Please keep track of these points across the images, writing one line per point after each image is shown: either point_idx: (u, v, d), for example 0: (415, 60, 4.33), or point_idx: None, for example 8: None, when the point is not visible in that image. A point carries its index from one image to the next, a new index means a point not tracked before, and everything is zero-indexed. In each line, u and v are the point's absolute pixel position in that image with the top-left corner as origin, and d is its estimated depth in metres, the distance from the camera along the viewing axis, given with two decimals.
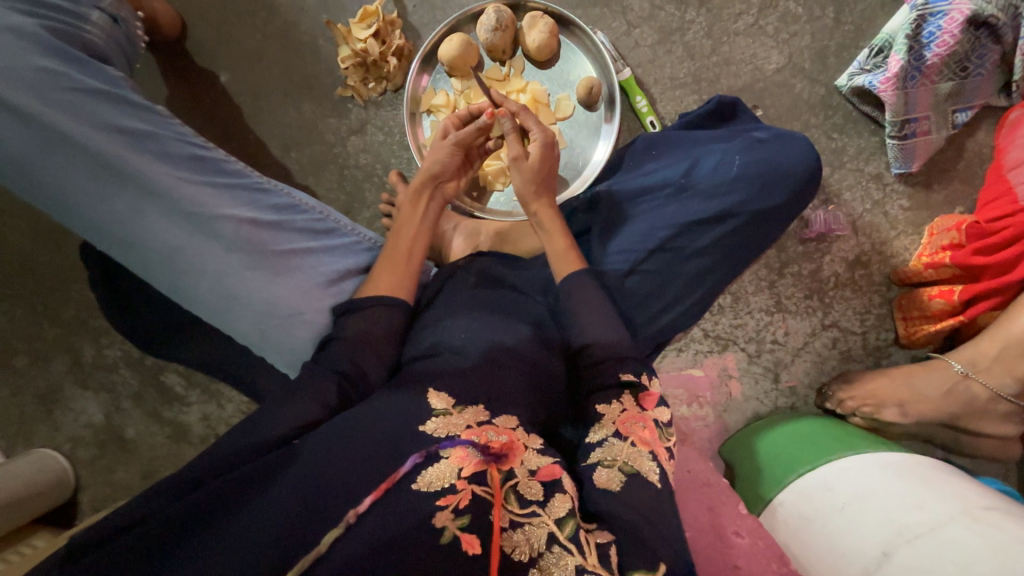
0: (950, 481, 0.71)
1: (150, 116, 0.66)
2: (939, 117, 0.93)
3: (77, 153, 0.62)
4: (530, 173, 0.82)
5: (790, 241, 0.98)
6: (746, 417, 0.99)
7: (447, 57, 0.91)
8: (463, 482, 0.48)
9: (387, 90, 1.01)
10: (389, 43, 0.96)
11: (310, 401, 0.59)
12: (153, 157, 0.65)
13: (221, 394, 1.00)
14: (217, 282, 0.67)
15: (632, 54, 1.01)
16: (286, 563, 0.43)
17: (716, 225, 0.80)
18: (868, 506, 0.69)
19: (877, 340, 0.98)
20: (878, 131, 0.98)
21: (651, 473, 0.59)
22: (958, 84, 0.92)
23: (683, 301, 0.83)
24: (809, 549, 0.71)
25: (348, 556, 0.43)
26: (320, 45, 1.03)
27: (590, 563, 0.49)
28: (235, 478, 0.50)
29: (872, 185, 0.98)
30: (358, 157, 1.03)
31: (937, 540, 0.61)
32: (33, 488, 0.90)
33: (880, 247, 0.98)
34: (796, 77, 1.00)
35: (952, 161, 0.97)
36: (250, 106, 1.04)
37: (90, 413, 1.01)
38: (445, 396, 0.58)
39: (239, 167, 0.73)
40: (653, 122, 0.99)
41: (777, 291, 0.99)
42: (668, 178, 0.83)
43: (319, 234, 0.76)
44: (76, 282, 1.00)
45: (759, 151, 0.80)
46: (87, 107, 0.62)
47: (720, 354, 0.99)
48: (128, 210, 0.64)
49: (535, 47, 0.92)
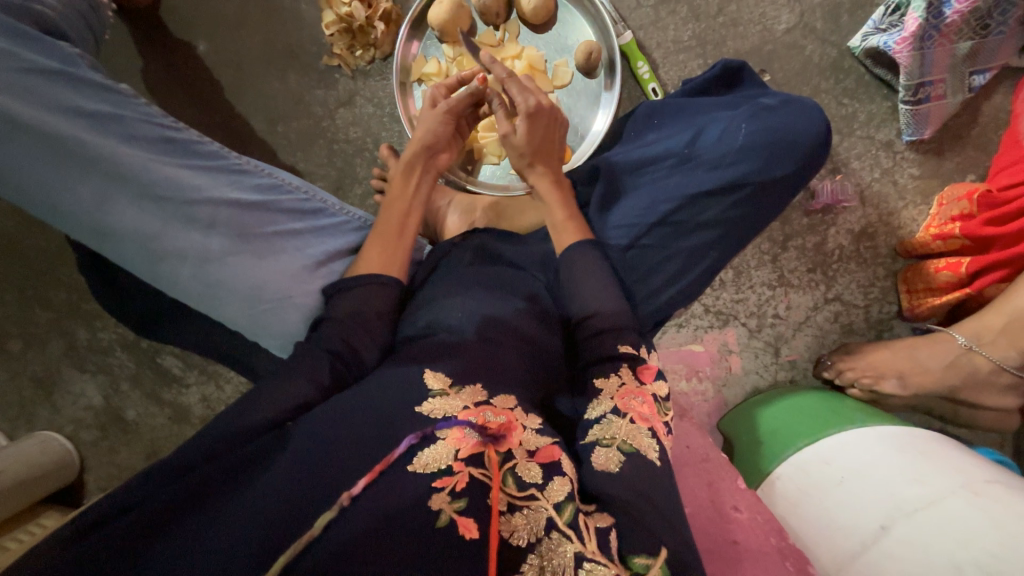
0: (951, 453, 0.71)
1: (114, 97, 0.64)
2: (956, 80, 0.89)
3: (35, 139, 0.59)
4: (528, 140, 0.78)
5: (794, 213, 0.97)
6: (746, 391, 0.99)
7: (437, 20, 0.86)
8: (459, 465, 0.47)
9: (376, 58, 0.97)
10: (375, 7, 0.91)
11: (303, 382, 0.58)
12: (120, 140, 0.63)
13: (219, 375, 1.01)
14: (198, 268, 0.65)
15: (633, 15, 0.96)
16: (284, 542, 0.42)
17: (721, 197, 0.76)
18: (868, 479, 0.70)
19: (880, 313, 0.97)
20: (890, 96, 0.94)
21: (650, 450, 0.57)
22: (978, 43, 0.86)
23: (686, 275, 0.80)
24: (806, 519, 0.72)
25: (348, 531, 0.42)
26: (304, 10, 0.98)
27: (589, 549, 0.47)
28: (229, 467, 0.49)
29: (882, 153, 0.95)
30: (348, 131, 0.99)
31: (936, 514, 0.62)
32: (39, 469, 0.91)
33: (887, 218, 0.96)
34: (807, 38, 0.95)
35: (966, 126, 0.94)
36: (232, 79, 0.99)
37: (89, 395, 1.02)
38: (442, 376, 0.57)
39: (215, 148, 0.71)
40: (655, 89, 0.95)
41: (780, 265, 0.98)
42: (672, 148, 0.80)
43: (306, 214, 0.75)
44: (65, 265, 0.99)
45: (766, 119, 0.76)
46: (44, 90, 0.60)
47: (720, 329, 0.99)
48: (96, 195, 0.61)
49: (531, 9, 0.87)
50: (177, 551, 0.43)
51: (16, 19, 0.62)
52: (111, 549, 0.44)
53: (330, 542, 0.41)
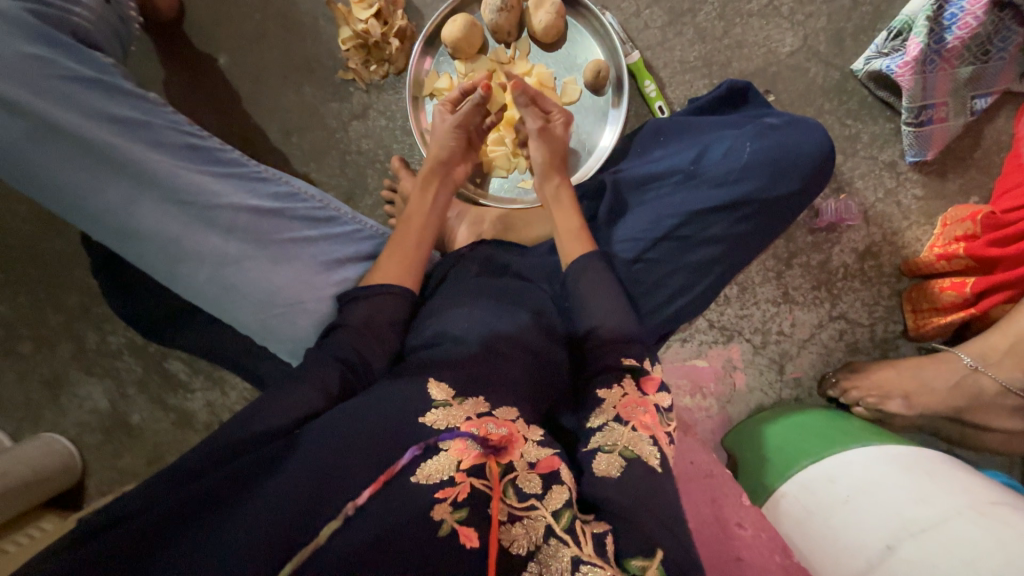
0: (957, 474, 0.70)
1: (143, 104, 0.66)
2: (958, 103, 0.90)
3: (67, 142, 0.61)
4: (547, 147, 0.84)
5: (799, 231, 0.97)
6: (750, 408, 0.99)
7: (450, 38, 0.89)
8: (462, 475, 0.47)
9: (390, 73, 1.00)
10: (391, 24, 0.93)
11: (312, 391, 0.58)
12: (147, 145, 0.65)
13: (225, 381, 1.01)
14: (214, 271, 0.67)
15: (641, 36, 0.99)
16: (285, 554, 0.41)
17: (726, 214, 0.77)
18: (874, 499, 0.69)
19: (885, 332, 0.97)
20: (893, 118, 0.96)
21: (652, 458, 0.57)
22: (979, 68, 0.89)
23: (691, 289, 0.80)
24: (811, 538, 0.71)
25: (348, 547, 0.42)
26: (321, 26, 1.01)
27: (585, 553, 0.47)
28: (236, 470, 0.49)
29: (885, 173, 0.96)
30: (360, 143, 1.01)
31: (942, 534, 0.61)
32: (41, 473, 0.91)
33: (891, 237, 0.96)
34: (811, 60, 0.97)
35: (969, 149, 0.95)
36: (250, 90, 1.02)
37: (95, 399, 1.02)
38: (446, 387, 0.57)
39: (236, 156, 0.72)
40: (661, 108, 0.97)
41: (785, 282, 0.98)
42: (677, 165, 0.81)
43: (321, 223, 0.76)
44: (78, 269, 1.01)
45: (770, 138, 0.77)
46: (77, 96, 0.62)
47: (725, 345, 0.99)
48: (122, 198, 0.63)
49: (542, 28, 0.89)
50: (182, 556, 0.43)
51: (54, 29, 0.64)
52: (116, 550, 0.44)
53: (333, 554, 0.41)
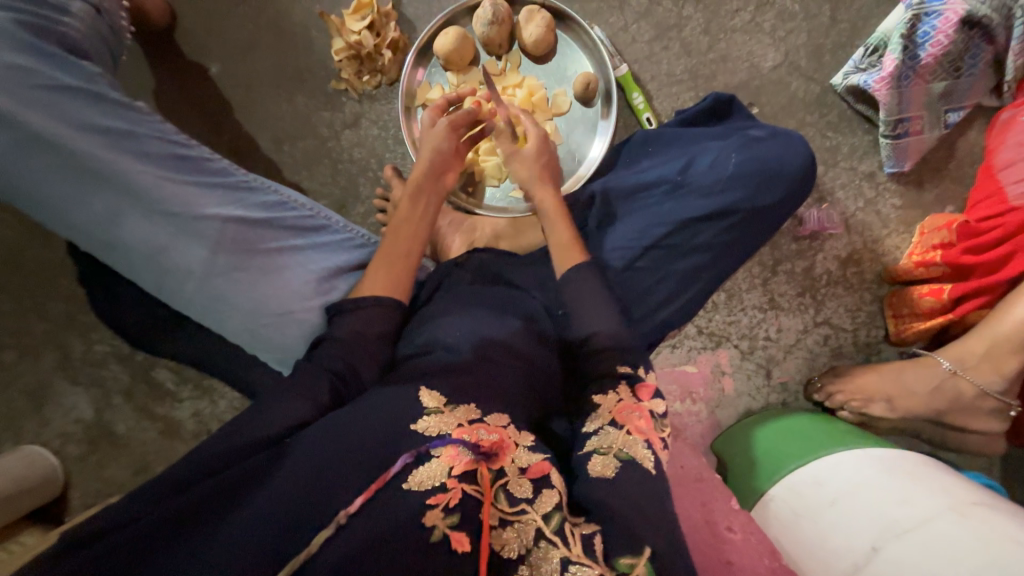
0: (940, 476, 0.72)
1: (130, 114, 0.66)
2: (933, 116, 0.94)
3: (53, 154, 0.61)
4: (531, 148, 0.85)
5: (783, 238, 1.00)
6: (739, 413, 1.00)
7: (442, 50, 0.91)
8: (453, 481, 0.47)
9: (382, 83, 1.01)
10: (384, 36, 0.96)
11: (302, 401, 0.58)
12: (133, 156, 0.65)
13: (214, 390, 1.00)
14: (202, 283, 0.67)
15: (629, 50, 1.01)
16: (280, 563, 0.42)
17: (714, 222, 0.79)
18: (859, 501, 0.70)
19: (868, 337, 1.00)
20: (872, 131, 0.99)
21: (647, 460, 0.58)
22: (951, 83, 0.92)
23: (680, 296, 0.82)
24: (799, 542, 0.72)
25: (339, 554, 0.42)
26: (314, 36, 1.02)
27: (575, 553, 0.47)
28: (230, 475, 0.49)
29: (865, 183, 0.99)
30: (352, 152, 1.02)
31: (925, 535, 0.62)
32: (23, 485, 0.89)
33: (871, 246, 0.99)
34: (792, 75, 1.01)
35: (943, 160, 0.99)
36: (242, 100, 1.02)
37: (81, 409, 1.01)
38: (437, 395, 0.56)
39: (224, 165, 0.72)
40: (649, 119, 0.99)
41: (770, 289, 1.00)
42: (664, 176, 0.83)
43: (309, 231, 0.75)
44: (65, 277, 0.99)
45: (754, 149, 0.80)
46: (65, 108, 0.62)
47: (713, 351, 1.01)
48: (109, 210, 0.63)
49: (532, 41, 0.91)
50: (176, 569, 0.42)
51: (42, 39, 0.65)
52: (110, 562, 0.43)
53: (324, 562, 0.41)
